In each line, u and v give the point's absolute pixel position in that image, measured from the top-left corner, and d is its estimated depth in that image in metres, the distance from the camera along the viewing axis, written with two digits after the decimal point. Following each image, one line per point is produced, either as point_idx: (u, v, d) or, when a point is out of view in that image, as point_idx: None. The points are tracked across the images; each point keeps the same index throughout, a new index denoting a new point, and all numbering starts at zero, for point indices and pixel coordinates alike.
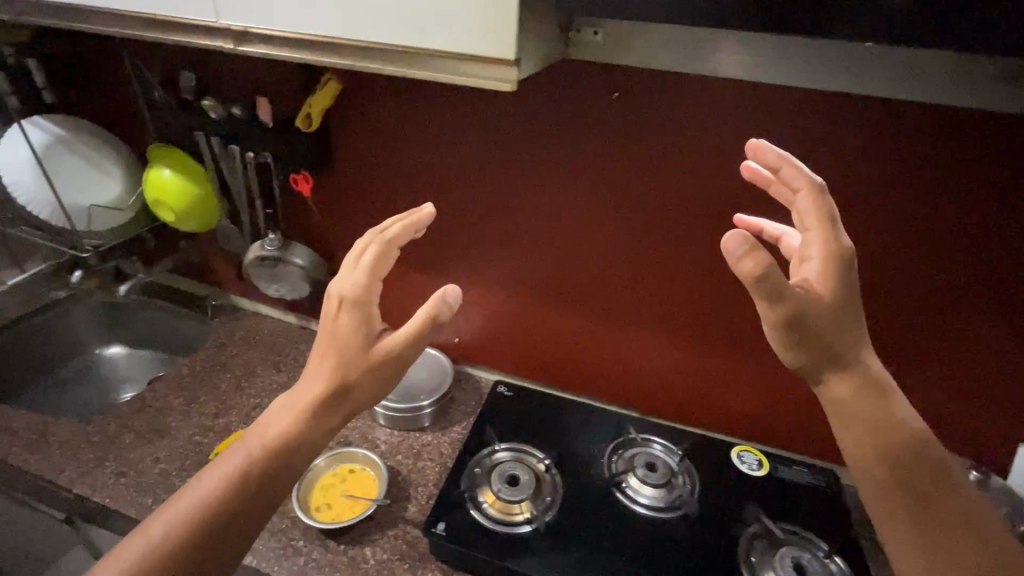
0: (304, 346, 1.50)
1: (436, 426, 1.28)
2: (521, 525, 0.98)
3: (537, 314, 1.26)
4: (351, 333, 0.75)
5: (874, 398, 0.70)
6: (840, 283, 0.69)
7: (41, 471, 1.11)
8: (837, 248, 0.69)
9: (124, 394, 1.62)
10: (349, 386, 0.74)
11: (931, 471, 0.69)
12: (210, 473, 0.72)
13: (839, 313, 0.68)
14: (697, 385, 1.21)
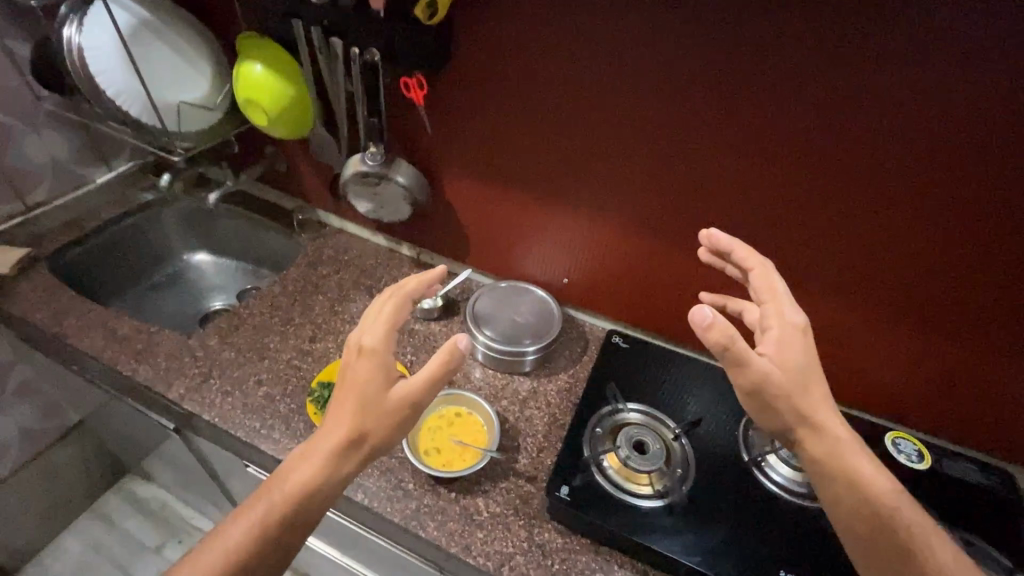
0: (396, 272, 1.41)
1: (541, 373, 1.18)
2: (650, 498, 0.88)
3: (664, 264, 1.10)
4: (370, 378, 0.69)
5: (822, 447, 0.67)
6: (794, 350, 0.70)
7: (150, 382, 1.09)
8: (789, 320, 0.72)
9: (214, 304, 1.62)
10: (362, 443, 0.68)
11: (893, 515, 0.64)
12: (224, 534, 0.65)
13: (795, 381, 0.68)
14: (846, 361, 1.05)
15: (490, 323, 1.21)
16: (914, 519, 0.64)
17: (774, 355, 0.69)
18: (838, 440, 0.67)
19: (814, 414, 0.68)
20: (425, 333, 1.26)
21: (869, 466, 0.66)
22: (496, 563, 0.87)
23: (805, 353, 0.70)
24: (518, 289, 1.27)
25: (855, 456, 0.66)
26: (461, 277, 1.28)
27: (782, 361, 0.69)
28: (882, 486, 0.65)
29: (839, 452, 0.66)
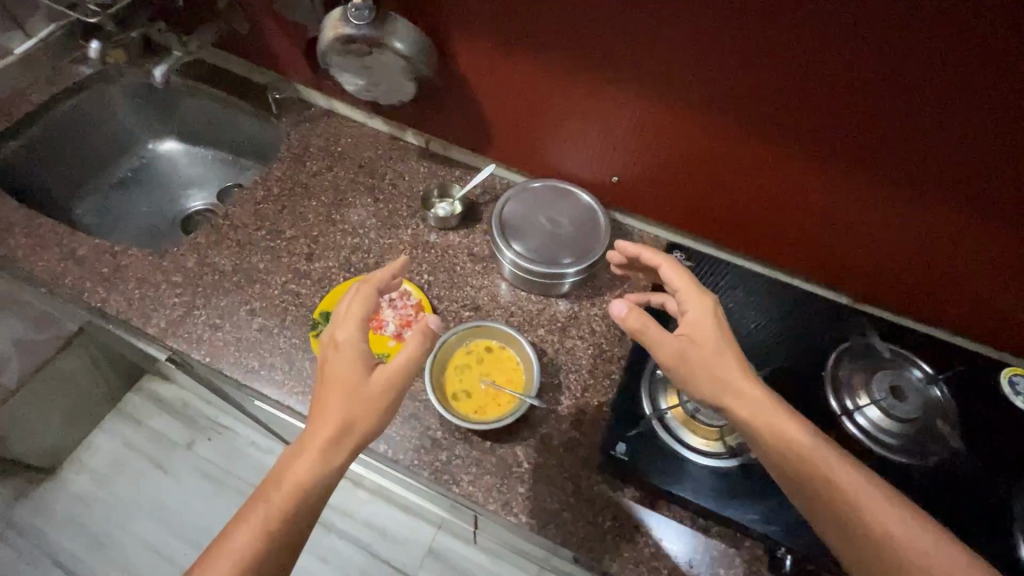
0: (401, 168, 1.15)
1: (582, 294, 1.00)
2: (717, 456, 0.78)
3: (724, 147, 0.84)
4: (348, 368, 0.66)
5: (743, 409, 0.61)
6: (708, 327, 0.66)
7: (125, 316, 0.93)
8: (702, 298, 0.68)
9: (193, 202, 1.38)
10: (353, 429, 0.64)
11: (817, 470, 0.57)
12: (215, 557, 0.59)
13: (711, 356, 0.64)
14: (925, 269, 0.85)
15: (523, 234, 0.98)
16: (841, 472, 0.57)
17: (689, 336, 0.66)
18: (759, 399, 0.61)
19: (733, 379, 0.62)
20: (443, 246, 1.05)
21: (792, 423, 0.60)
22: (540, 521, 0.78)
23: (720, 330, 0.66)
24: (554, 191, 1.02)
25: (777, 416, 0.61)
26: (484, 172, 1.05)
27: (698, 341, 0.65)
28: (803, 442, 0.59)
29: (761, 412, 0.61)
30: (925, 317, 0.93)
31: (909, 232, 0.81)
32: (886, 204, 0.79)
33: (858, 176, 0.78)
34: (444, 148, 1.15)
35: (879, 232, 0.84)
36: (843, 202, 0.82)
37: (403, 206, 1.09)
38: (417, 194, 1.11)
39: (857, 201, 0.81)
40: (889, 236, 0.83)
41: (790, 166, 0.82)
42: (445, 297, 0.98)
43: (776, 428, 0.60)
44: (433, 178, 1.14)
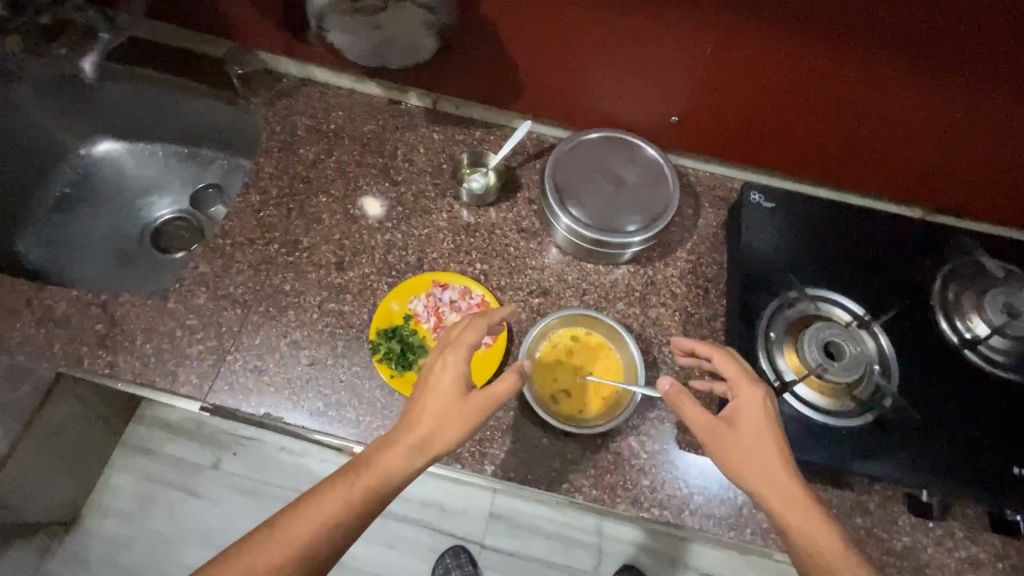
0: (413, 138, 0.98)
1: (654, 255, 0.91)
2: (849, 414, 0.72)
3: (813, 72, 0.74)
4: (452, 382, 0.64)
5: (789, 511, 0.56)
6: (759, 422, 0.61)
7: (145, 378, 0.78)
8: (754, 390, 0.62)
9: (159, 211, 1.16)
10: (441, 439, 0.62)
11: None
12: (273, 537, 0.55)
13: (756, 452, 0.59)
14: (1017, 174, 0.81)
15: (580, 198, 0.85)
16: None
17: (733, 428, 0.61)
18: (806, 504, 0.56)
19: (780, 480, 0.57)
20: (488, 226, 0.92)
21: (840, 546, 0.54)
22: (673, 511, 0.74)
23: (772, 428, 0.61)
24: (605, 142, 0.89)
25: (812, 512, 0.56)
26: (520, 132, 0.88)
27: (744, 435, 0.60)
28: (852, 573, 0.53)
29: (807, 521, 0.56)
30: (1002, 220, 0.91)
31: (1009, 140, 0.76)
32: (993, 114, 0.73)
33: (955, 89, 0.71)
34: (457, 106, 0.99)
35: (977, 142, 0.78)
36: (940, 115, 0.76)
37: (429, 186, 0.94)
38: (441, 168, 0.96)
39: (959, 115, 0.74)
40: (986, 145, 0.78)
41: (888, 84, 0.73)
42: (507, 285, 0.87)
43: (821, 545, 0.54)
44: (454, 145, 0.98)
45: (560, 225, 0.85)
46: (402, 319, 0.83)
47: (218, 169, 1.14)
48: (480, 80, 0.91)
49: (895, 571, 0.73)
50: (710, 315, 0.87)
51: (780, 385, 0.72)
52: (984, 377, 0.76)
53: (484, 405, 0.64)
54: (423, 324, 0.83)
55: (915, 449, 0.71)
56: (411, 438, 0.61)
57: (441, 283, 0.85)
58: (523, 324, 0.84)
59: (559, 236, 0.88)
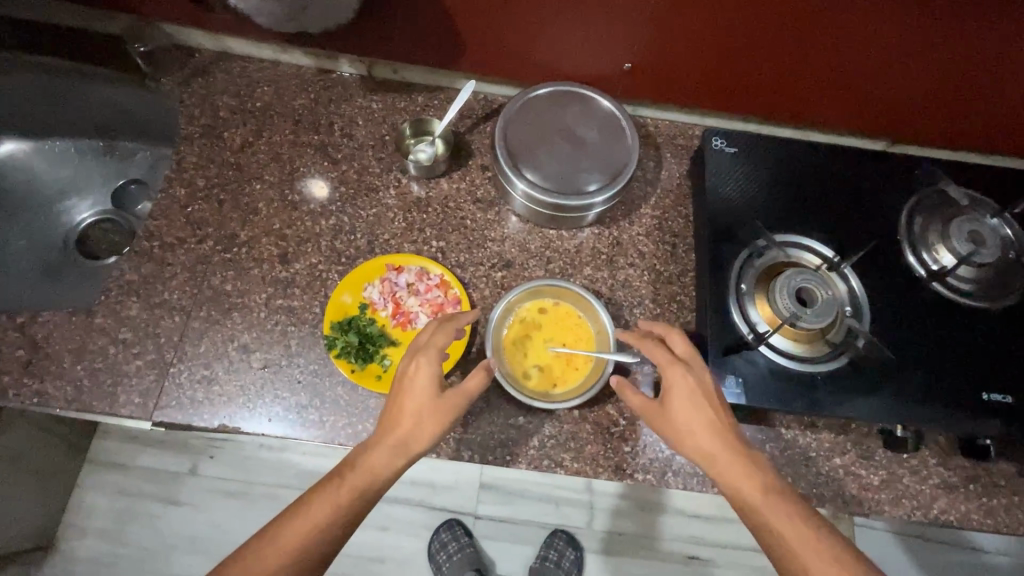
0: (349, 110, 0.90)
1: (618, 215, 0.87)
2: (823, 359, 0.72)
3: (764, 6, 0.69)
4: (425, 383, 0.63)
5: (728, 478, 0.58)
6: (691, 400, 0.61)
7: (82, 403, 0.71)
8: (679, 370, 0.62)
9: (80, 215, 1.02)
10: (418, 440, 0.61)
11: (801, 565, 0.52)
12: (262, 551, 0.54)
13: (690, 431, 0.60)
14: (974, 100, 0.79)
15: (535, 161, 0.79)
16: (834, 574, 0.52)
17: (667, 411, 0.62)
18: (744, 471, 0.57)
19: (716, 454, 0.58)
20: (441, 199, 0.86)
21: (781, 507, 0.55)
22: (657, 474, 0.73)
23: (705, 403, 0.60)
24: (557, 97, 0.83)
25: (775, 496, 0.56)
26: (466, 92, 0.81)
27: (677, 418, 0.61)
28: (796, 532, 0.54)
29: (748, 487, 0.57)
30: (964, 146, 0.89)
31: (966, 66, 0.73)
32: (947, 40, 0.70)
33: (909, 14, 0.67)
34: (394, 71, 0.91)
35: (934, 71, 0.75)
36: (897, 43, 0.72)
37: (373, 162, 0.87)
38: (384, 141, 0.88)
39: (914, 43, 0.71)
40: (941, 73, 0.75)
41: (841, 16, 0.69)
42: (467, 261, 0.82)
43: (761, 509, 0.55)
44: (395, 114, 0.90)
45: (517, 192, 0.80)
46: (357, 309, 0.78)
47: (141, 162, 1.01)
48: (415, 39, 0.83)
49: (875, 505, 0.74)
50: (680, 271, 0.84)
51: (756, 338, 0.70)
52: (952, 307, 0.75)
53: (457, 403, 0.63)
54: (381, 312, 0.79)
55: (888, 387, 0.71)
56: (390, 444, 0.60)
57: (395, 266, 0.80)
58: (488, 300, 0.80)
59: (517, 204, 0.83)
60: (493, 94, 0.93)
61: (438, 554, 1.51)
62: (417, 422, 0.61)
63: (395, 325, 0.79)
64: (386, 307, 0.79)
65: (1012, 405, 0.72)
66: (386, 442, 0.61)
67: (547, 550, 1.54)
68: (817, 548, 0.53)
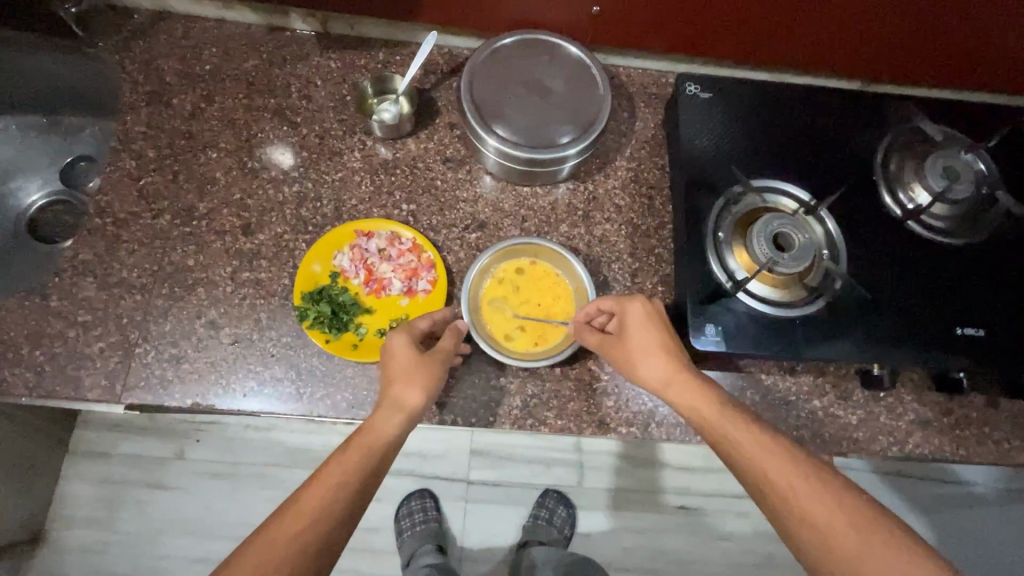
0: (305, 69, 0.85)
1: (592, 169, 0.84)
2: (803, 302, 0.71)
3: None
4: (403, 352, 0.65)
5: (687, 404, 0.59)
6: (646, 333, 0.62)
7: (44, 390, 0.68)
8: (632, 304, 0.63)
9: (29, 197, 0.97)
10: (400, 405, 0.61)
11: (760, 473, 0.54)
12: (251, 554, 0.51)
13: (647, 363, 0.61)
14: (948, 35, 0.77)
15: (505, 114, 0.76)
16: (791, 476, 0.53)
17: (625, 345, 0.63)
18: (701, 394, 0.59)
19: (675, 380, 0.60)
20: (409, 161, 0.82)
21: (739, 424, 0.56)
22: (640, 426, 0.73)
23: (658, 334, 0.62)
24: (523, 46, 0.79)
25: (746, 429, 0.56)
26: (427, 45, 0.77)
27: (634, 350, 0.62)
28: (754, 445, 0.55)
29: (707, 409, 0.58)
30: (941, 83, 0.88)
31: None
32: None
33: None
34: (352, 26, 0.86)
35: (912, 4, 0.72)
36: None
37: (335, 124, 0.83)
38: (345, 101, 0.84)
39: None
40: (917, 7, 0.73)
41: None
42: (440, 223, 0.80)
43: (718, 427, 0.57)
44: (356, 72, 0.86)
45: (490, 150, 0.77)
46: (327, 279, 0.75)
47: (89, 138, 0.98)
48: None
49: (853, 444, 0.75)
50: (657, 224, 0.82)
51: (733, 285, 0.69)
52: (927, 246, 0.75)
53: (435, 364, 0.65)
54: (353, 281, 0.76)
55: (865, 327, 0.72)
56: (388, 403, 0.61)
57: (365, 232, 0.76)
58: (463, 263, 0.78)
59: (491, 162, 0.80)
60: (457, 48, 0.88)
61: (405, 519, 1.55)
62: (412, 380, 0.62)
63: (367, 293, 0.76)
64: (356, 275, 0.76)
65: (985, 338, 0.72)
66: (385, 400, 0.62)
67: (539, 510, 1.58)
68: (773, 455, 0.54)
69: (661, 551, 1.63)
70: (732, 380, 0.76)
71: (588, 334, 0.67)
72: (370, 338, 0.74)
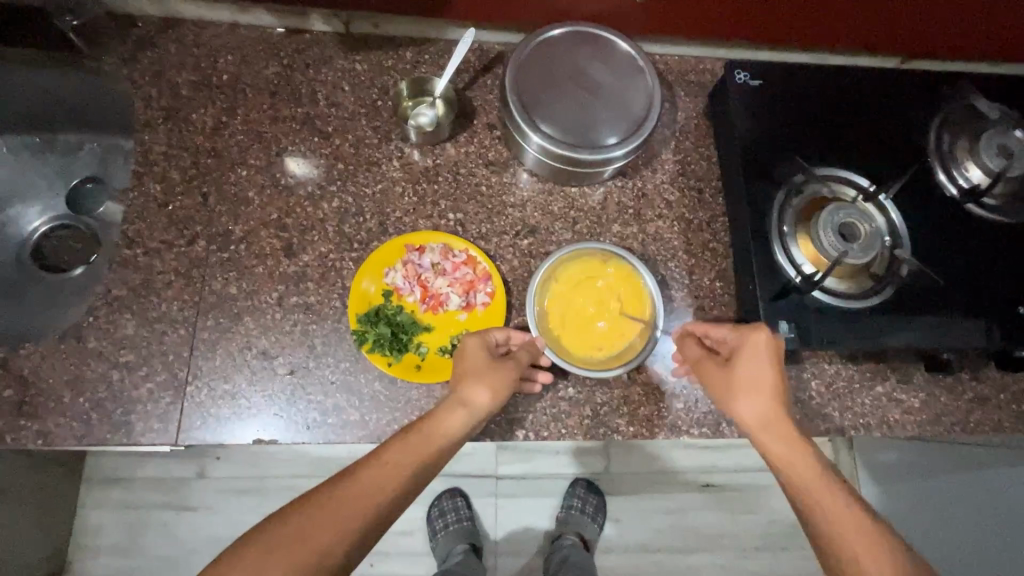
0: (330, 73, 0.80)
1: (638, 164, 0.82)
2: (873, 291, 0.71)
3: None
4: (480, 356, 0.65)
5: (778, 450, 0.59)
6: (760, 367, 0.63)
7: (95, 438, 0.65)
8: (755, 334, 0.63)
9: (30, 221, 0.87)
10: (469, 410, 0.61)
11: (826, 525, 0.53)
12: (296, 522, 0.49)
13: (747, 400, 0.62)
14: (1000, 9, 0.75)
15: (550, 109, 0.72)
16: (850, 531, 0.52)
17: (730, 376, 0.63)
18: (796, 446, 0.58)
19: (773, 424, 0.60)
20: (451, 166, 0.78)
21: (819, 478, 0.56)
22: (712, 426, 0.72)
23: (773, 372, 0.62)
24: (566, 39, 0.75)
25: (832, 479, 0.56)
26: (466, 44, 0.72)
27: (740, 384, 0.63)
28: (826, 497, 0.55)
29: (794, 457, 0.58)
30: (979, 57, 0.86)
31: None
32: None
33: None
34: (376, 24, 0.81)
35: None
36: None
37: (369, 131, 0.78)
38: (376, 106, 0.79)
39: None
40: None
41: None
42: (490, 231, 0.77)
43: (797, 475, 0.57)
44: (384, 74, 0.80)
45: (532, 146, 0.73)
46: (380, 297, 0.73)
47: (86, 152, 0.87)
48: None
49: (917, 427, 0.76)
50: (709, 217, 0.80)
51: (804, 281, 0.69)
52: (984, 225, 0.75)
53: (510, 374, 0.65)
54: (407, 298, 0.74)
55: (930, 313, 0.72)
56: (455, 400, 0.62)
57: (416, 247, 0.74)
58: (518, 271, 0.75)
59: (530, 158, 0.76)
60: (488, 42, 0.83)
61: (437, 520, 1.45)
62: (482, 380, 0.63)
63: (425, 310, 0.75)
64: (408, 290, 0.74)
65: None
66: (452, 396, 0.62)
67: (571, 499, 1.47)
68: (845, 513, 0.53)
69: (698, 528, 1.52)
70: (797, 372, 0.76)
71: (695, 353, 0.68)
72: (432, 357, 0.72)
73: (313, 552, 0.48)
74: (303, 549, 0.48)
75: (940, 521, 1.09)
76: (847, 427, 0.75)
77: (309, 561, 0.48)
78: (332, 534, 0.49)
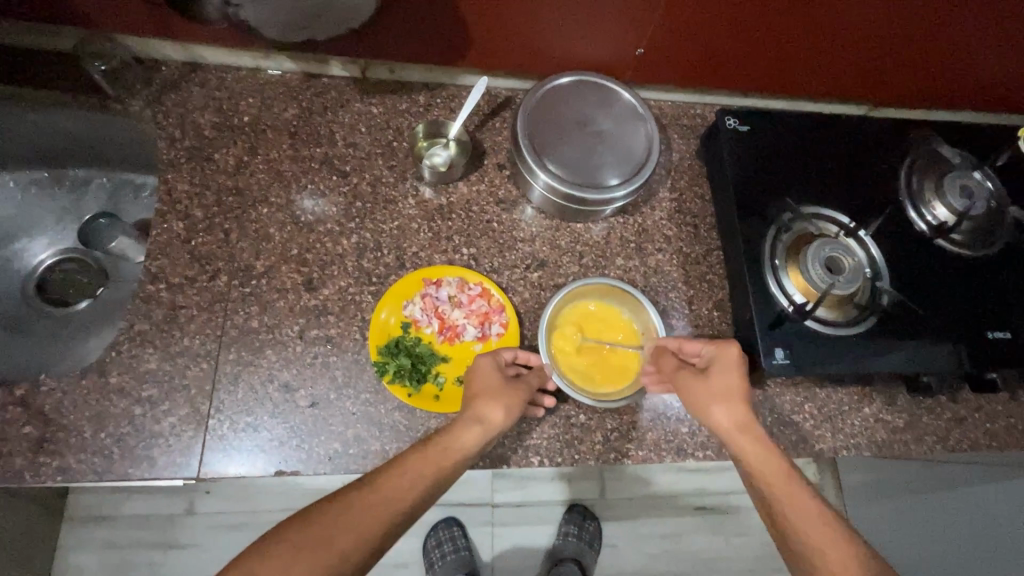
0: (346, 115, 0.84)
1: (638, 202, 0.87)
2: (859, 319, 0.78)
3: None
4: (490, 377, 0.68)
5: (755, 458, 0.63)
6: (732, 380, 0.68)
7: (116, 473, 0.65)
8: (728, 349, 0.69)
9: (36, 257, 0.93)
10: (478, 435, 0.63)
11: (796, 526, 0.58)
12: (324, 517, 0.52)
13: (724, 411, 0.66)
14: (954, 69, 0.85)
15: (557, 152, 0.78)
16: (821, 530, 0.57)
17: (707, 387, 0.67)
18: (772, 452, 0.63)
19: (748, 431, 0.64)
20: (463, 204, 0.83)
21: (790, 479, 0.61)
22: (715, 449, 0.76)
23: (741, 384, 0.67)
24: (572, 86, 0.81)
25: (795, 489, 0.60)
26: (479, 91, 0.76)
27: (715, 395, 0.67)
28: (799, 499, 0.59)
29: (767, 461, 0.62)
30: (937, 107, 0.95)
31: (962, 32, 0.77)
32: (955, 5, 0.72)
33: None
34: (391, 70, 0.86)
35: (932, 37, 0.78)
36: (896, 20, 0.75)
37: (386, 171, 0.82)
38: (393, 148, 0.83)
39: (922, 10, 0.73)
40: (929, 46, 0.80)
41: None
42: (501, 265, 0.81)
43: (771, 480, 0.61)
44: (399, 116, 0.85)
45: (540, 183, 0.78)
46: (399, 329, 0.76)
47: (98, 192, 0.93)
48: (418, 37, 0.77)
49: (902, 445, 0.81)
50: (705, 251, 0.86)
51: (797, 311, 0.75)
52: (952, 259, 0.83)
53: (522, 395, 0.67)
54: (425, 329, 0.77)
55: (910, 341, 0.78)
56: (473, 414, 0.64)
57: (434, 280, 0.78)
58: (529, 302, 0.80)
59: (536, 194, 0.81)
60: (497, 87, 0.89)
61: (432, 551, 1.42)
62: (498, 398, 0.66)
63: (442, 341, 0.78)
64: (425, 322, 0.77)
65: (1012, 339, 0.80)
66: (467, 412, 0.65)
67: (567, 526, 1.47)
68: (813, 512, 0.58)
69: (692, 551, 1.54)
70: (792, 396, 0.81)
71: (670, 365, 0.71)
72: (449, 387, 0.76)
73: (337, 552, 0.50)
74: (329, 551, 0.50)
75: (925, 541, 1.14)
76: (840, 447, 0.80)
77: (333, 563, 0.50)
78: (354, 536, 0.52)
